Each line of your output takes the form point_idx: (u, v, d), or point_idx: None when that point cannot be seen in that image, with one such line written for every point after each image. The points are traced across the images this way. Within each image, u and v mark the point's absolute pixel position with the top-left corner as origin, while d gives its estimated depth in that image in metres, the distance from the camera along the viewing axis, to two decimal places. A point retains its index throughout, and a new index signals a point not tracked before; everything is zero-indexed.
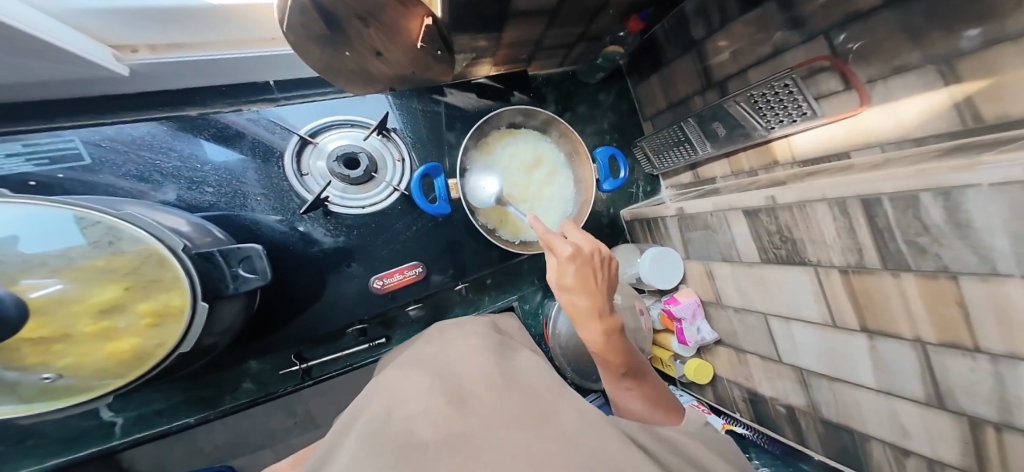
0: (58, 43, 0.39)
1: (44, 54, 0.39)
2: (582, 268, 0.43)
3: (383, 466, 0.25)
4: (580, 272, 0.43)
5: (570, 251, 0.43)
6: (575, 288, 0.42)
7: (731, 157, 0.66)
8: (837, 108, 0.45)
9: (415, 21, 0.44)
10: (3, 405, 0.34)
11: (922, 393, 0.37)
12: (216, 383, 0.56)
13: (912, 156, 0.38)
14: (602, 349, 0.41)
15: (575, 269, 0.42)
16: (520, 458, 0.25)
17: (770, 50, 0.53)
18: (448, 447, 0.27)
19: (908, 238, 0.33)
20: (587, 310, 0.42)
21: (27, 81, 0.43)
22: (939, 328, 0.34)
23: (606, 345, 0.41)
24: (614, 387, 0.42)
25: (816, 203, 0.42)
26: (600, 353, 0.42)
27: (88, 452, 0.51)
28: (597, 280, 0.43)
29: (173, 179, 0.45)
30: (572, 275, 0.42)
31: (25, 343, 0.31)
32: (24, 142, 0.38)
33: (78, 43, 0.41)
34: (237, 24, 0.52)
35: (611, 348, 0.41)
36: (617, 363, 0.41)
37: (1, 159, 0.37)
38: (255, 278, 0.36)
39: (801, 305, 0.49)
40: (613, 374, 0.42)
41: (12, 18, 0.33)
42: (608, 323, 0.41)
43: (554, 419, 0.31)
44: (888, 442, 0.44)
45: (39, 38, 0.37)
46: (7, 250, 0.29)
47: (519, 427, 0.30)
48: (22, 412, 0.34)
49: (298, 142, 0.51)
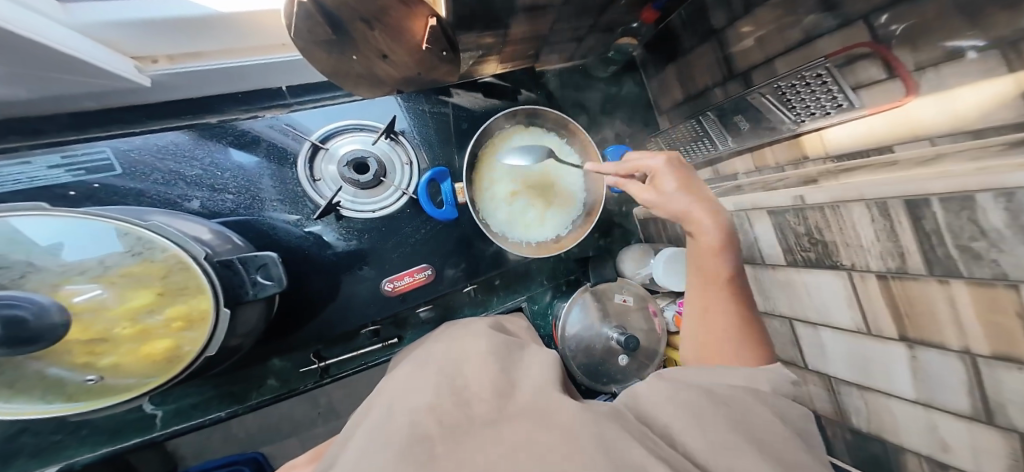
0: (80, 54, 0.40)
1: (67, 66, 0.41)
2: (680, 172, 0.47)
3: (393, 456, 0.25)
4: (678, 178, 0.47)
5: (664, 157, 0.48)
6: (681, 189, 0.46)
7: (756, 153, 0.62)
8: (877, 98, 0.42)
9: (418, 22, 0.44)
10: (54, 403, 0.35)
11: (967, 407, 0.34)
12: (245, 379, 0.58)
13: (970, 150, 0.33)
14: (715, 251, 0.42)
15: (674, 174, 0.47)
16: (521, 453, 0.24)
17: (802, 37, 0.49)
18: (452, 441, 0.27)
19: (961, 242, 0.29)
20: (704, 220, 0.43)
21: (65, 93, 0.46)
22: (990, 338, 0.30)
23: (712, 252, 0.42)
24: (703, 302, 0.43)
25: (852, 204, 0.39)
26: (712, 254, 0.42)
27: (132, 443, 0.53)
28: (695, 183, 0.46)
29: (196, 185, 0.46)
30: (673, 180, 0.46)
31: (74, 344, 0.32)
32: (63, 154, 0.40)
33: (100, 55, 0.43)
34: (248, 33, 0.53)
35: (721, 252, 0.42)
36: (717, 274, 0.42)
37: (44, 170, 0.39)
38: (272, 285, 0.35)
39: (833, 312, 0.46)
40: (706, 296, 0.43)
41: (37, 34, 0.35)
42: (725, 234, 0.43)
43: (553, 412, 0.30)
44: (924, 455, 0.40)
45: (61, 51, 0.38)
46: (50, 259, 0.31)
47: (518, 421, 0.29)
48: (67, 411, 0.35)
49: (310, 147, 0.52)
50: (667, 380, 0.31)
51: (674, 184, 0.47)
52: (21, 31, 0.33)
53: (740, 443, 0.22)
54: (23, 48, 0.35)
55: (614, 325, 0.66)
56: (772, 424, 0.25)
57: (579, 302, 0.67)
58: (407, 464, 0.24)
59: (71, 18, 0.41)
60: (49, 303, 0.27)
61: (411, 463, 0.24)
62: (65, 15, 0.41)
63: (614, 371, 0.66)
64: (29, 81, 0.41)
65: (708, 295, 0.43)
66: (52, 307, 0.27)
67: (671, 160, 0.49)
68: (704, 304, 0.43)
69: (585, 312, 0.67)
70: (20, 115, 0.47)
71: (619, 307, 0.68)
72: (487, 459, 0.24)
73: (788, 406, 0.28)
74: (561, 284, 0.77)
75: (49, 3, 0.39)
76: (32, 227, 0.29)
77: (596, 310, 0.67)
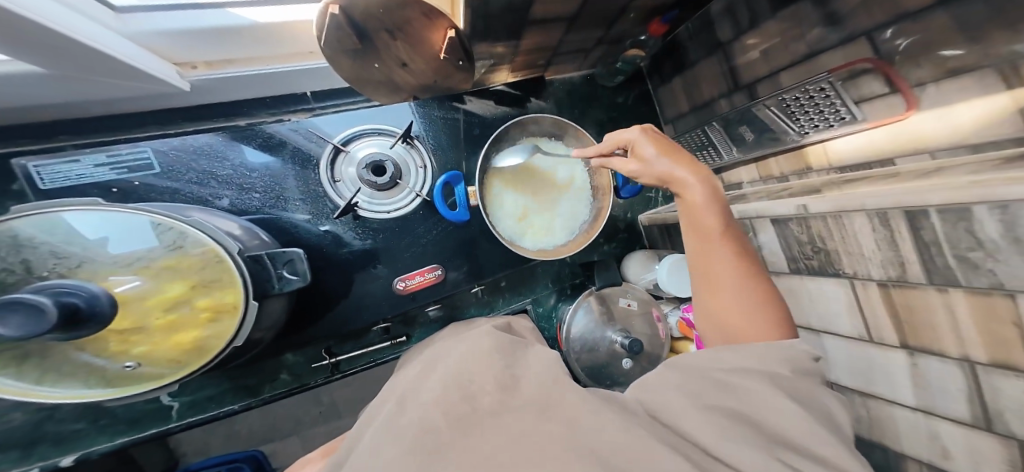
0: (129, 61, 0.43)
1: (118, 71, 0.44)
2: (656, 138, 0.50)
3: (406, 456, 0.25)
4: (656, 144, 0.49)
5: (639, 127, 0.51)
6: (660, 153, 0.48)
7: (761, 163, 0.65)
8: (880, 112, 0.43)
9: (438, 33, 0.46)
10: (95, 389, 0.37)
11: (968, 414, 0.34)
12: (259, 372, 0.60)
13: (970, 163, 0.35)
14: (705, 209, 0.43)
15: (652, 141, 0.49)
16: (530, 448, 0.25)
17: (806, 50, 0.50)
18: (463, 431, 0.28)
19: (959, 252, 0.30)
20: (688, 180, 0.45)
21: (111, 97, 0.49)
22: (989, 346, 0.31)
23: (702, 210, 0.43)
24: (707, 270, 0.42)
25: (853, 214, 0.40)
26: (703, 214, 0.43)
27: (149, 433, 0.55)
28: (674, 147, 0.49)
29: (227, 184, 0.48)
30: (653, 146, 0.49)
31: (110, 333, 0.34)
32: (109, 153, 0.43)
33: (146, 62, 0.46)
34: (280, 41, 0.56)
35: (712, 210, 0.42)
36: (713, 234, 0.42)
37: (92, 168, 0.42)
38: (296, 279, 0.36)
39: (837, 319, 0.47)
40: (710, 262, 0.42)
41: (91, 40, 0.38)
42: (713, 194, 0.43)
43: (557, 406, 0.31)
44: (926, 462, 0.41)
45: (113, 57, 0.41)
46: (99, 251, 0.33)
47: (523, 413, 0.30)
48: (109, 395, 0.36)
49: (331, 150, 0.54)
50: (679, 368, 0.32)
51: (654, 150, 0.48)
52: (75, 35, 0.36)
53: (749, 436, 0.23)
54: (77, 52, 0.38)
55: (618, 328, 0.67)
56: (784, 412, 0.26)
57: (583, 305, 0.68)
58: (421, 457, 0.25)
59: (121, 25, 0.44)
60: (100, 291, 0.29)
61: (422, 454, 0.25)
62: (119, 24, 0.44)
63: (618, 375, 0.66)
64: (75, 84, 0.43)
65: (708, 259, 0.42)
66: (101, 295, 0.28)
67: (646, 131, 0.51)
68: (709, 272, 0.42)
69: (589, 316, 0.67)
70: (71, 116, 0.51)
71: (623, 311, 0.69)
72: (494, 449, 0.25)
73: (816, 391, 0.28)
74: (566, 287, 0.78)
75: (105, 15, 0.42)
76: (84, 222, 0.32)
77: (601, 313, 0.68)
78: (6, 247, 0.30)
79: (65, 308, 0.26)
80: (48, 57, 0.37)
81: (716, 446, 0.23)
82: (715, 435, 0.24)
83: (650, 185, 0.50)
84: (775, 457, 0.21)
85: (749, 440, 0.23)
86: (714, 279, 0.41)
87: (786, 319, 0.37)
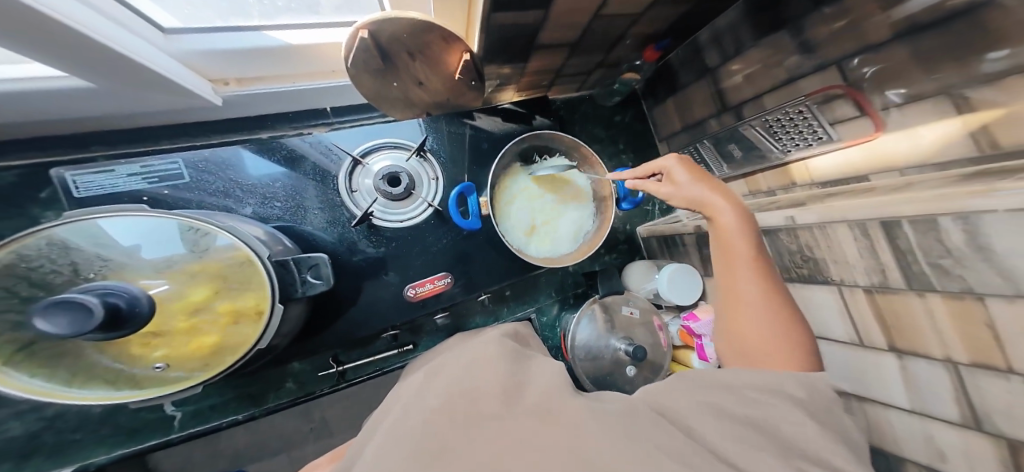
0: (168, 75, 0.46)
1: (158, 85, 0.46)
2: (691, 165, 0.54)
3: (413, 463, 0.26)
4: (689, 171, 0.53)
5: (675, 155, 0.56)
6: (694, 180, 0.52)
7: (749, 178, 0.69)
8: (852, 133, 0.48)
9: (455, 56, 0.48)
10: (121, 389, 0.37)
11: (958, 415, 0.36)
12: (262, 381, 0.59)
13: (936, 178, 0.39)
14: (733, 234, 0.46)
15: (686, 167, 0.54)
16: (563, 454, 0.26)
17: (785, 76, 0.55)
18: (487, 433, 0.29)
19: (931, 259, 0.34)
20: (721, 206, 0.48)
21: (146, 110, 0.52)
22: (970, 348, 0.33)
23: (730, 237, 0.47)
24: (731, 291, 0.46)
25: (837, 225, 0.44)
26: (730, 238, 0.47)
27: (148, 444, 0.54)
28: (706, 176, 0.53)
29: (251, 194, 0.50)
30: (687, 173, 0.53)
31: (135, 335, 0.34)
32: (143, 164, 0.44)
33: (186, 78, 0.49)
34: (308, 61, 0.59)
35: (744, 237, 0.46)
36: (742, 259, 0.45)
37: (126, 177, 0.44)
38: (321, 283, 0.38)
39: (830, 324, 0.50)
40: (735, 283, 0.45)
41: (131, 51, 0.41)
42: (745, 220, 0.47)
43: (576, 404, 0.32)
44: (923, 465, 0.42)
45: (152, 69, 0.44)
46: (134, 256, 0.34)
47: (544, 413, 0.32)
48: (137, 396, 0.37)
49: (350, 163, 0.56)
50: (690, 380, 0.34)
51: (687, 176, 0.53)
52: (112, 44, 0.38)
53: (754, 444, 0.25)
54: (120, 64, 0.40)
55: (621, 336, 0.69)
56: (796, 424, 0.28)
57: (587, 314, 0.70)
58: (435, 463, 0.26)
59: (167, 45, 0.48)
60: (139, 293, 0.30)
61: (427, 458, 0.27)
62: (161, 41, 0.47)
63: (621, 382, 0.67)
64: (122, 97, 0.46)
65: (733, 282, 0.46)
66: (140, 296, 0.29)
67: (681, 158, 0.56)
68: (732, 292, 0.46)
69: (593, 325, 0.69)
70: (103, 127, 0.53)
71: (626, 320, 0.71)
72: (505, 451, 0.27)
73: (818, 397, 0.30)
74: (569, 297, 0.80)
75: (152, 34, 0.46)
76: (120, 227, 0.33)
77: (604, 322, 0.70)
78: (57, 249, 0.32)
79: (109, 308, 0.27)
80: (94, 68, 0.39)
81: (721, 446, 0.25)
82: (733, 447, 0.25)
83: (680, 207, 0.54)
84: (789, 464, 0.23)
85: (758, 449, 0.25)
86: (738, 302, 0.44)
87: (808, 354, 0.39)
